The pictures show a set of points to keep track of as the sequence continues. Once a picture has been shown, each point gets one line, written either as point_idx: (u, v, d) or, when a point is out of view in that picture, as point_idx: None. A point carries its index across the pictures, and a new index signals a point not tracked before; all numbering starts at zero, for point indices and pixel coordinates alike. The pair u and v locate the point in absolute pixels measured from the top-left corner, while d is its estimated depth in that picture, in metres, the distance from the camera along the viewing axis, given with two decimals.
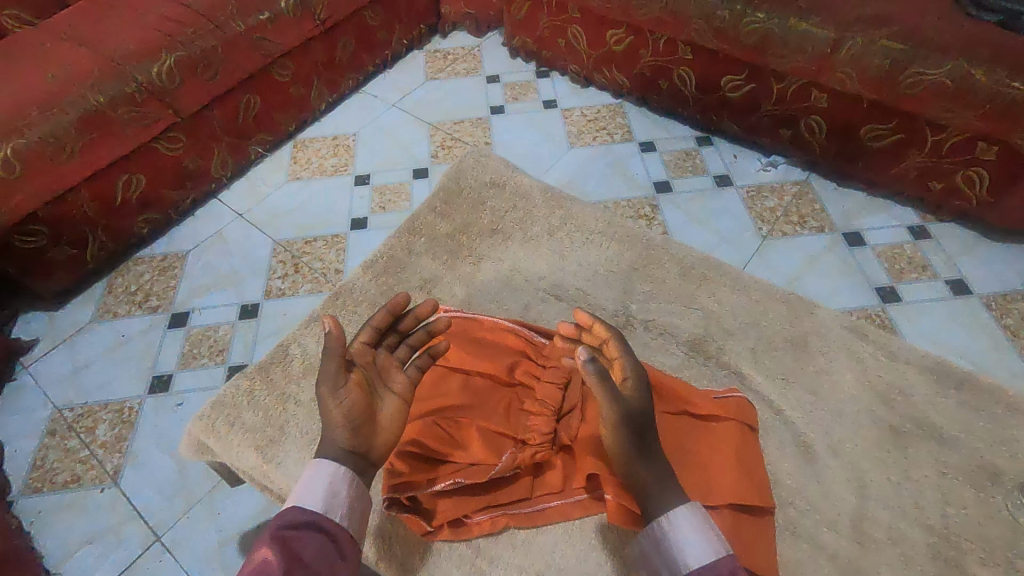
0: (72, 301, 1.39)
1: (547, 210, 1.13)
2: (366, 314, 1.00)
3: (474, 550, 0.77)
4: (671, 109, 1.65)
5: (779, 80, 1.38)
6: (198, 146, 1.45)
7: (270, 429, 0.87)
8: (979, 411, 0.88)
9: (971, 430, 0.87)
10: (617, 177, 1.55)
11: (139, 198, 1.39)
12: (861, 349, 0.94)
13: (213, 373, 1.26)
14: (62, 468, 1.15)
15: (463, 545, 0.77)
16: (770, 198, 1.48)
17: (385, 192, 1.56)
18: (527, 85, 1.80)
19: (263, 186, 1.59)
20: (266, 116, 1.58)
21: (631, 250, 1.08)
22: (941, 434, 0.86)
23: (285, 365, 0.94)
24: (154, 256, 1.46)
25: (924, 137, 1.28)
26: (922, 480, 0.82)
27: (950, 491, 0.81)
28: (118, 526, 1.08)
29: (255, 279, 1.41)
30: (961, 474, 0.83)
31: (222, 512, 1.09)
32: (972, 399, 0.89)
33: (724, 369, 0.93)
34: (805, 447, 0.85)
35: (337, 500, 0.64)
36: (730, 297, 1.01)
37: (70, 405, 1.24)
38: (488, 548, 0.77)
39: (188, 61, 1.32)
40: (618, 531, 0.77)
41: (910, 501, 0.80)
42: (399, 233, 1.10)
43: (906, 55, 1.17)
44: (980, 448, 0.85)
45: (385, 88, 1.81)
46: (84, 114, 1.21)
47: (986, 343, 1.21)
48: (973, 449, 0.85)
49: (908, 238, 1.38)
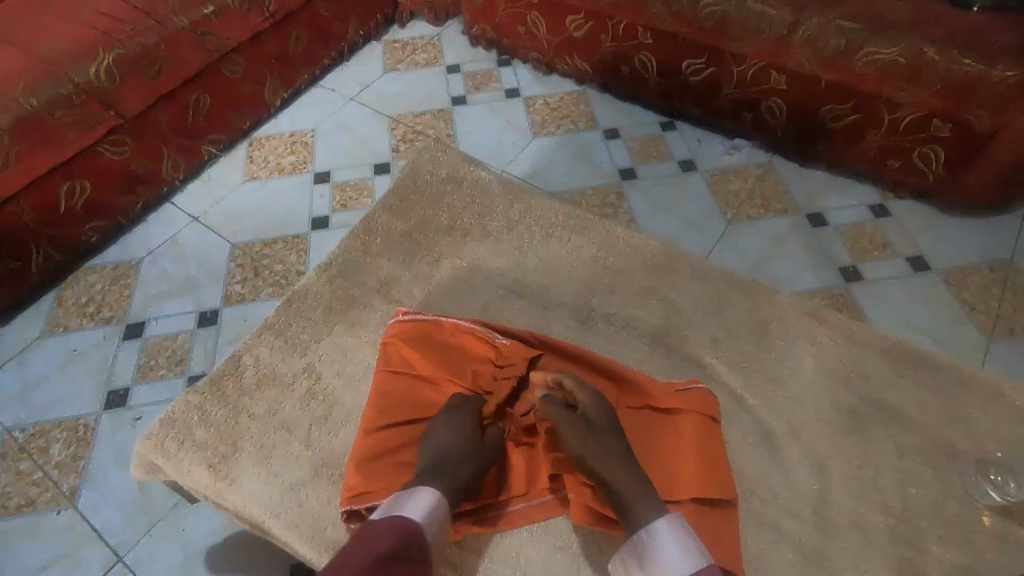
0: (18, 317, 1.32)
1: (508, 204, 1.11)
2: (321, 319, 0.97)
3: None
4: (633, 94, 1.63)
5: (738, 63, 1.38)
6: (146, 149, 1.39)
7: (223, 446, 0.84)
8: (937, 389, 0.90)
9: (930, 409, 0.88)
10: (580, 166, 1.54)
11: (84, 205, 1.33)
12: (821, 332, 0.95)
13: (171, 384, 1.22)
14: (16, 492, 1.10)
15: None
16: (734, 182, 1.48)
17: (345, 189, 1.52)
18: (488, 74, 1.76)
19: (218, 188, 1.53)
20: (218, 115, 1.52)
21: (594, 242, 1.07)
22: (900, 415, 0.87)
23: (239, 377, 0.91)
24: (105, 265, 1.40)
25: (881, 118, 1.29)
26: (882, 462, 0.83)
27: (909, 471, 0.83)
28: (77, 549, 1.04)
29: (213, 285, 1.36)
30: (921, 455, 0.84)
31: (188, 529, 1.06)
32: (930, 378, 0.91)
33: (687, 358, 0.93)
34: (768, 434, 0.85)
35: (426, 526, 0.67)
36: (692, 286, 1.01)
37: (21, 425, 1.18)
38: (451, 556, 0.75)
39: (129, 60, 1.26)
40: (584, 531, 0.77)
41: (871, 484, 0.82)
42: (356, 233, 1.07)
43: (862, 35, 1.18)
44: (938, 427, 0.86)
45: (342, 81, 1.76)
46: (18, 119, 1.15)
47: (944, 318, 1.24)
48: (931, 428, 0.86)
49: (869, 217, 1.39)
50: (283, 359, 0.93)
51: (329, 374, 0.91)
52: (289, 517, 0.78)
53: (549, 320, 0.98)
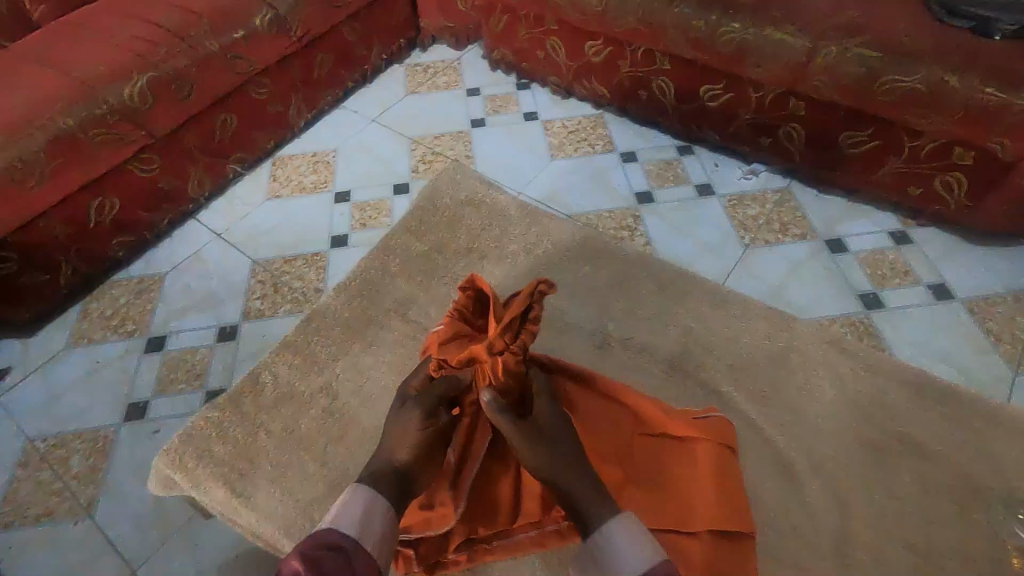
0: (45, 328, 1.36)
1: (526, 227, 1.12)
2: (339, 338, 0.98)
3: None
4: (651, 118, 1.64)
5: (756, 89, 1.39)
6: (174, 167, 1.43)
7: (240, 462, 0.85)
8: (963, 424, 0.88)
9: (955, 444, 0.86)
10: (598, 188, 1.55)
11: (113, 221, 1.37)
12: (842, 362, 0.93)
13: (190, 398, 1.24)
14: (35, 501, 1.12)
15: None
16: (751, 207, 1.47)
17: (365, 209, 1.54)
18: (507, 97, 1.79)
19: (241, 205, 1.57)
20: (244, 134, 1.56)
21: (611, 267, 1.07)
22: (924, 449, 0.85)
23: (257, 394, 0.92)
24: (130, 279, 1.43)
25: (901, 144, 1.28)
26: (906, 498, 0.81)
27: (933, 508, 0.81)
28: (92, 560, 1.05)
29: (234, 300, 1.38)
30: (946, 492, 0.82)
31: (201, 543, 1.06)
32: (955, 412, 0.89)
33: (704, 385, 0.92)
34: (787, 466, 0.84)
35: (369, 531, 0.64)
36: (709, 311, 1.00)
37: (43, 435, 1.20)
38: None
39: (160, 81, 1.31)
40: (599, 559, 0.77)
41: (893, 521, 0.79)
42: (375, 254, 1.09)
43: (882, 63, 1.18)
44: (964, 462, 0.84)
45: (365, 103, 1.80)
46: (53, 138, 1.19)
47: (968, 348, 1.21)
48: (956, 464, 0.84)
49: (890, 243, 1.38)
50: (300, 377, 0.94)
51: (345, 393, 0.92)
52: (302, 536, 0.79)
53: (565, 344, 0.98)
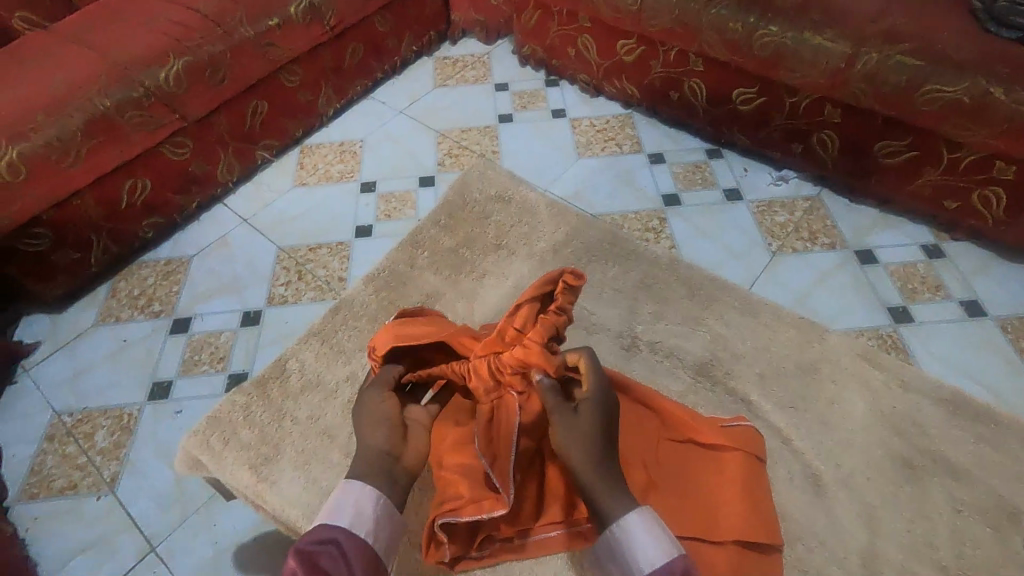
0: (75, 305, 1.38)
1: (553, 225, 1.12)
2: (365, 329, 0.99)
3: None
4: (680, 120, 1.63)
5: (791, 94, 1.36)
6: (204, 151, 1.45)
7: (264, 448, 0.86)
8: (996, 446, 0.86)
9: (988, 465, 0.84)
10: (625, 189, 1.53)
11: (144, 202, 1.39)
12: (873, 377, 0.92)
13: (213, 380, 1.25)
14: (60, 474, 1.14)
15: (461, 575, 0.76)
16: (780, 213, 1.45)
17: (390, 200, 1.55)
18: (535, 93, 1.78)
19: (269, 192, 1.58)
20: (274, 121, 1.58)
21: (638, 269, 1.06)
22: (957, 469, 0.84)
23: (282, 381, 0.93)
24: (158, 260, 1.45)
25: (939, 155, 1.26)
26: (936, 518, 0.80)
27: (965, 530, 0.79)
28: (113, 535, 1.07)
29: (259, 285, 1.40)
30: (978, 513, 0.80)
31: (219, 524, 1.08)
32: (989, 432, 0.87)
33: (730, 393, 0.91)
34: (814, 479, 0.82)
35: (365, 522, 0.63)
36: (737, 319, 0.99)
37: (69, 410, 1.23)
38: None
39: (196, 66, 1.32)
40: None
41: (923, 541, 0.78)
42: (402, 246, 1.09)
43: (924, 72, 1.15)
44: (997, 484, 0.83)
45: (394, 94, 1.80)
46: (90, 118, 1.21)
47: (1001, 367, 1.18)
48: (989, 486, 0.83)
49: (922, 257, 1.35)
50: (327, 366, 0.95)
51: None
52: None
53: (590, 345, 0.97)
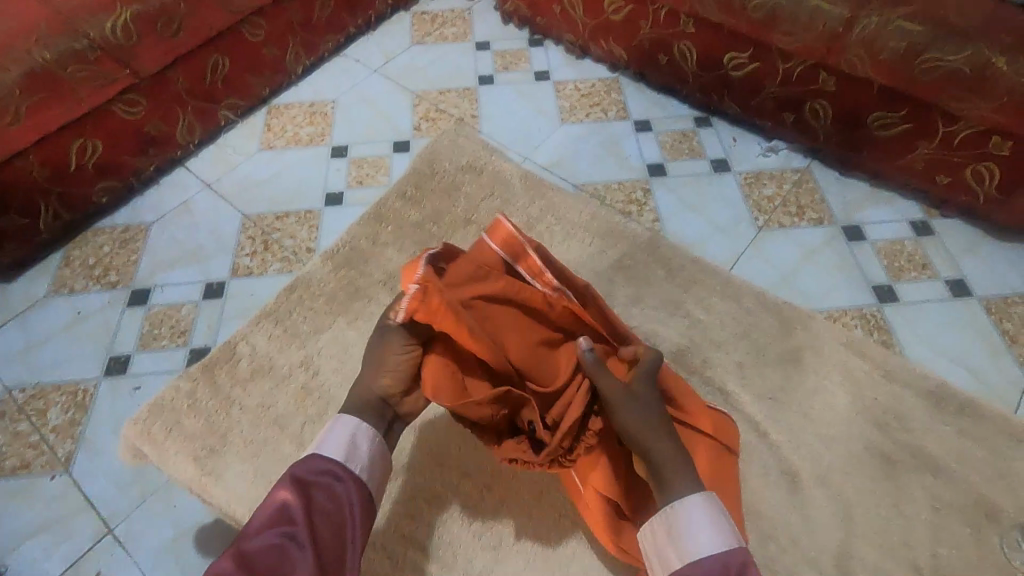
0: (26, 274, 1.30)
1: (529, 199, 1.07)
2: (323, 310, 0.95)
3: None
4: (670, 85, 1.55)
5: (786, 60, 1.29)
6: (161, 109, 1.35)
7: (210, 439, 0.83)
8: (978, 440, 0.84)
9: (970, 460, 0.82)
10: (609, 158, 1.46)
11: (96, 164, 1.29)
12: (856, 366, 0.89)
13: (174, 355, 1.20)
14: (12, 453, 1.09)
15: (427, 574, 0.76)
16: (768, 185, 1.40)
17: (362, 165, 1.47)
18: (518, 53, 1.69)
19: (233, 154, 1.49)
20: (237, 79, 1.47)
21: (617, 247, 1.02)
22: (937, 464, 0.82)
23: (231, 366, 0.89)
24: (115, 227, 1.37)
25: (934, 129, 1.20)
26: (914, 515, 0.78)
27: (942, 527, 0.78)
28: (68, 517, 1.03)
29: (222, 255, 1.33)
30: (956, 511, 0.79)
31: (178, 506, 1.04)
32: (972, 427, 0.85)
33: (706, 381, 0.88)
34: (789, 475, 0.80)
35: (357, 455, 0.66)
36: (719, 303, 0.96)
37: (21, 385, 1.17)
38: None
39: (147, 16, 1.22)
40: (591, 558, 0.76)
41: (899, 538, 0.76)
42: (366, 221, 1.04)
43: (926, 39, 1.08)
44: (979, 481, 0.81)
45: (367, 51, 1.69)
46: (31, 71, 1.11)
47: (983, 350, 1.16)
48: (970, 482, 0.81)
49: (910, 234, 1.31)
50: (281, 351, 0.91)
51: (328, 369, 0.89)
52: None
53: None
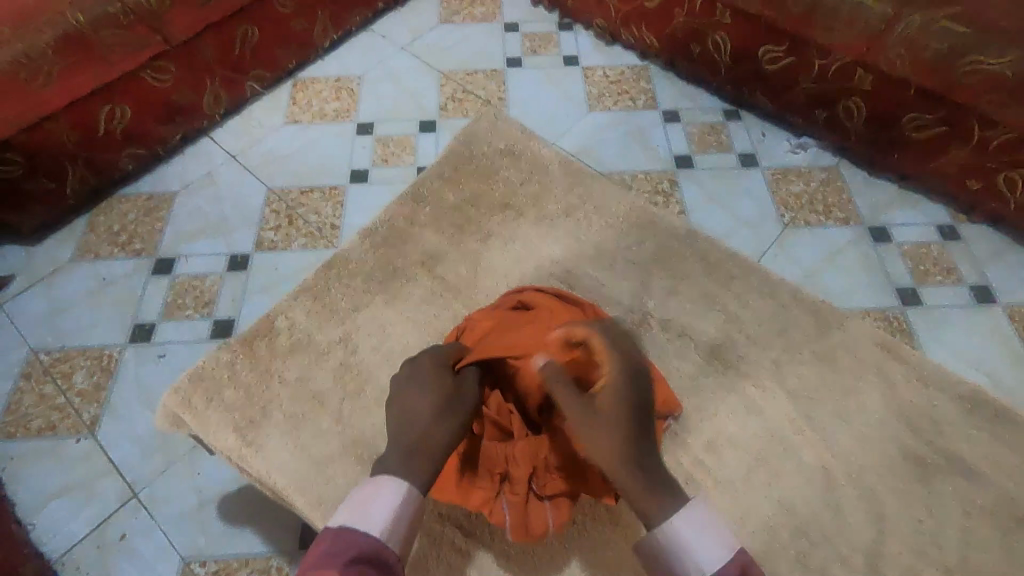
0: (51, 238, 1.31)
1: (565, 186, 1.08)
2: (361, 288, 0.96)
3: (462, 559, 0.76)
4: (700, 76, 1.53)
5: (822, 56, 1.27)
6: (190, 78, 1.34)
7: (249, 410, 0.84)
8: (1009, 447, 0.85)
9: (1000, 466, 0.83)
10: (636, 146, 1.46)
11: (123, 130, 1.28)
12: (888, 369, 0.91)
13: (198, 325, 1.20)
14: (38, 414, 1.11)
15: (452, 554, 0.76)
16: (796, 182, 1.39)
17: (388, 144, 1.46)
18: (548, 36, 1.67)
19: (259, 127, 1.48)
20: (265, 50, 1.45)
21: (651, 240, 1.04)
22: (967, 468, 0.83)
23: (271, 339, 0.91)
24: (140, 195, 1.37)
25: (970, 132, 1.18)
26: (944, 518, 0.79)
27: (971, 530, 0.78)
28: (94, 480, 1.05)
29: (246, 227, 1.33)
30: (986, 515, 0.80)
31: (203, 474, 1.05)
32: (1003, 433, 0.86)
33: (740, 377, 0.89)
34: (820, 473, 0.81)
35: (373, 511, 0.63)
36: (755, 301, 0.97)
37: (46, 348, 1.18)
38: (476, 558, 0.76)
39: None
40: (621, 549, 0.76)
41: (928, 540, 0.77)
42: (402, 201, 1.06)
43: (969, 41, 1.06)
44: (1009, 487, 0.82)
45: (395, 28, 1.68)
46: (64, 35, 1.10)
47: (1006, 357, 1.17)
48: (1001, 488, 0.82)
49: (936, 238, 1.31)
50: (318, 326, 0.92)
51: (366, 348, 0.90)
52: (314, 492, 0.78)
53: None
